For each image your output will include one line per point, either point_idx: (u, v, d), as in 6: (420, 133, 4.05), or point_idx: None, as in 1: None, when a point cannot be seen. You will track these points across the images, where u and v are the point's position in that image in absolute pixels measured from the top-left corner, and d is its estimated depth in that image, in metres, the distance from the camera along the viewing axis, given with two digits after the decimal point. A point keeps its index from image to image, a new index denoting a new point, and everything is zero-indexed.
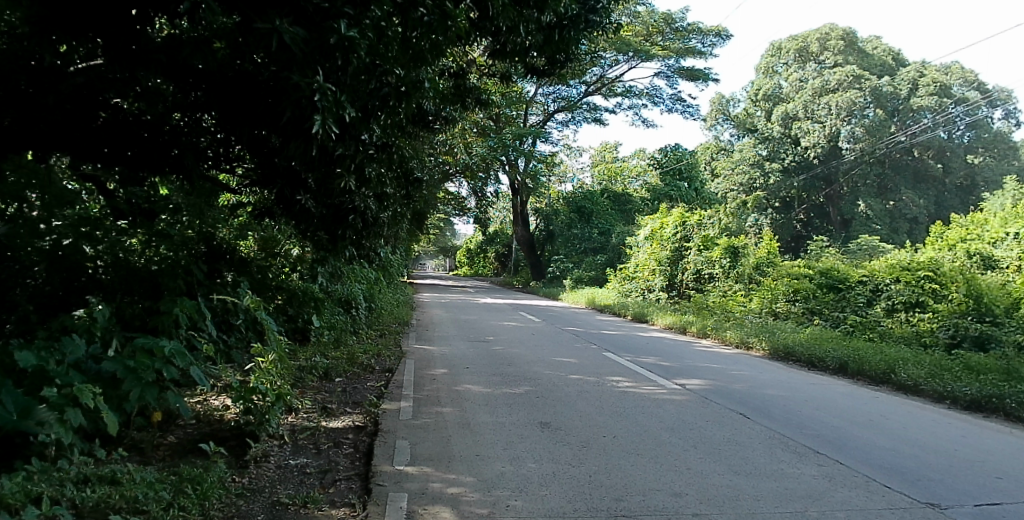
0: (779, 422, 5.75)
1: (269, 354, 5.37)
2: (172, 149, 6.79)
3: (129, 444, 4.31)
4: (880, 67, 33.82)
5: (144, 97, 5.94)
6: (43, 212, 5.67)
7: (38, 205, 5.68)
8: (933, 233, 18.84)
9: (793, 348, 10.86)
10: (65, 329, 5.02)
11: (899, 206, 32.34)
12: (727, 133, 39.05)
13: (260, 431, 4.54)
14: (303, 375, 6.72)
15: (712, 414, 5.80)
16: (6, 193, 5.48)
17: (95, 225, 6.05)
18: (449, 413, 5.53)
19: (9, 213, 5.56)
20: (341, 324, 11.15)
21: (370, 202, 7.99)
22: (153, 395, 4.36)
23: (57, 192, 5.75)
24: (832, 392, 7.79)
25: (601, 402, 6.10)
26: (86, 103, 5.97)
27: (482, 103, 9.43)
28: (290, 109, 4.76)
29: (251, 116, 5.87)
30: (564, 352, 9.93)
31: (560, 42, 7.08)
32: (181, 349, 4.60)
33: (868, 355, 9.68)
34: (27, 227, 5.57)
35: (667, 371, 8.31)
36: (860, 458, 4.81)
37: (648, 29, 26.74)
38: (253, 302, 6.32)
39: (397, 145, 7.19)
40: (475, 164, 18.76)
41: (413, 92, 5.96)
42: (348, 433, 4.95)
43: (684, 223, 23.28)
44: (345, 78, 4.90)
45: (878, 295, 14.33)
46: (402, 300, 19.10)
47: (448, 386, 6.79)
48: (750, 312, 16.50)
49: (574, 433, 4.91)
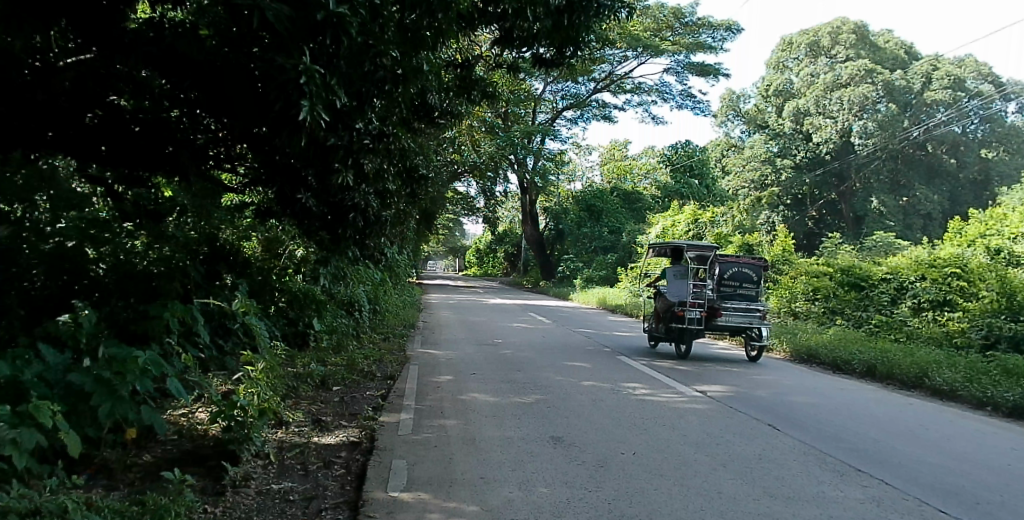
0: (813, 436, 5.30)
1: (259, 363, 4.96)
2: (167, 146, 6.30)
3: (99, 465, 3.95)
4: (892, 61, 33.12)
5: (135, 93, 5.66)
6: (49, 215, 5.54)
7: (46, 207, 5.54)
8: (952, 229, 18.37)
9: (817, 350, 10.37)
10: (51, 333, 4.60)
11: (913, 201, 31.80)
12: (737, 129, 38.32)
13: (242, 451, 4.08)
14: (298, 384, 6.31)
15: (741, 426, 5.36)
16: (13, 196, 5.32)
17: (102, 227, 5.87)
18: (452, 426, 5.11)
19: (15, 216, 5.41)
20: (343, 328, 10.73)
21: (372, 199, 7.44)
22: (127, 410, 3.92)
23: (63, 192, 5.66)
24: (724, 357, 10.82)
25: (620, 413, 5.67)
26: (85, 100, 5.62)
27: (490, 96, 8.94)
28: (277, 96, 4.34)
29: (248, 110, 5.36)
30: (577, 356, 9.46)
31: (570, 29, 6.53)
32: (157, 359, 4.14)
33: (897, 357, 9.22)
34: (32, 230, 5.41)
35: (686, 376, 7.83)
36: (907, 479, 4.37)
37: (657, 23, 26.27)
38: (246, 305, 5.69)
39: (398, 135, 6.71)
40: (483, 163, 18.37)
41: (412, 79, 5.54)
42: (341, 451, 4.54)
43: (696, 221, 22.87)
44: (338, 64, 4.53)
45: (903, 293, 13.79)
46: (408, 301, 18.73)
47: (453, 395, 6.36)
48: (768, 312, 16.04)
49: (589, 450, 4.49)
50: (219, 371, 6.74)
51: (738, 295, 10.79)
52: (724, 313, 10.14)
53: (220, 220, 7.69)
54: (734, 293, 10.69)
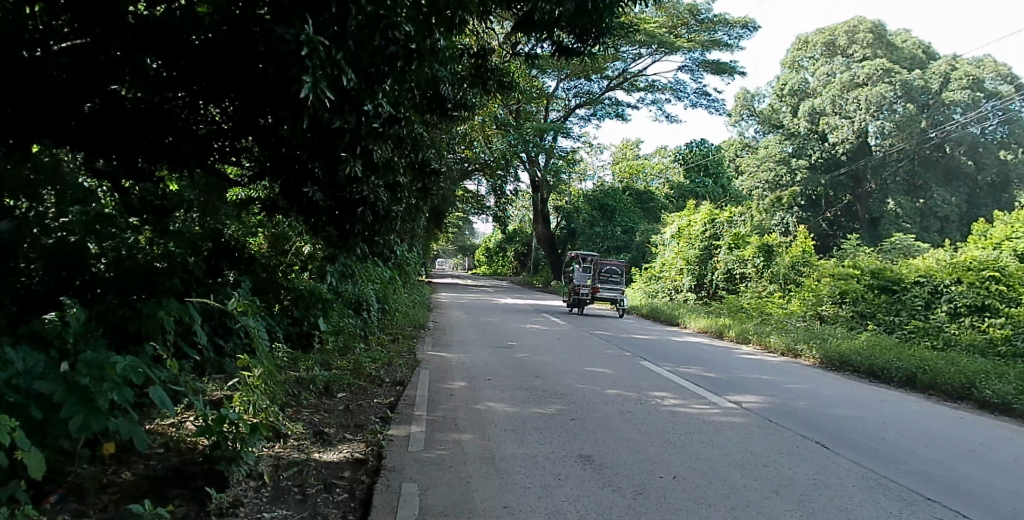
0: (867, 456, 4.80)
1: (256, 369, 4.49)
2: (167, 136, 5.65)
3: (72, 484, 3.52)
4: (910, 60, 32.11)
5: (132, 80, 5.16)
6: (55, 209, 5.07)
7: (53, 201, 5.07)
8: (976, 232, 17.72)
9: (849, 357, 9.81)
10: (34, 333, 4.15)
11: (931, 204, 30.91)
12: (751, 129, 37.62)
13: (230, 473, 3.54)
14: (300, 391, 5.83)
15: (785, 445, 4.86)
16: (19, 189, 4.87)
17: (108, 222, 5.53)
18: (469, 441, 4.63)
19: (20, 211, 4.94)
20: (351, 328, 10.28)
21: (382, 193, 6.81)
22: (104, 423, 3.44)
23: (69, 185, 5.14)
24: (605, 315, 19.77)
25: (651, 426, 5.17)
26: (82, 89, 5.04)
27: (506, 86, 8.38)
28: (275, 71, 3.87)
29: (252, 95, 4.85)
30: (596, 360, 8.98)
31: (593, 12, 6.06)
32: (137, 366, 3.67)
33: (939, 365, 8.65)
34: (38, 224, 4.98)
35: (715, 384, 7.32)
36: (986, 509, 3.84)
37: (672, 21, 25.79)
38: (245, 305, 5.15)
39: (409, 121, 6.15)
40: (496, 162, 17.91)
41: (427, 56, 5.00)
42: (344, 471, 4.07)
43: (713, 220, 22.27)
44: (348, 44, 4.13)
45: (937, 298, 13.21)
46: (418, 300, 18.32)
47: (467, 404, 5.88)
48: (793, 315, 15.39)
49: (625, 472, 4.00)
50: (216, 374, 6.25)
51: (611, 280, 20.04)
52: (601, 288, 19.37)
53: (226, 214, 7.14)
54: (608, 279, 19.84)
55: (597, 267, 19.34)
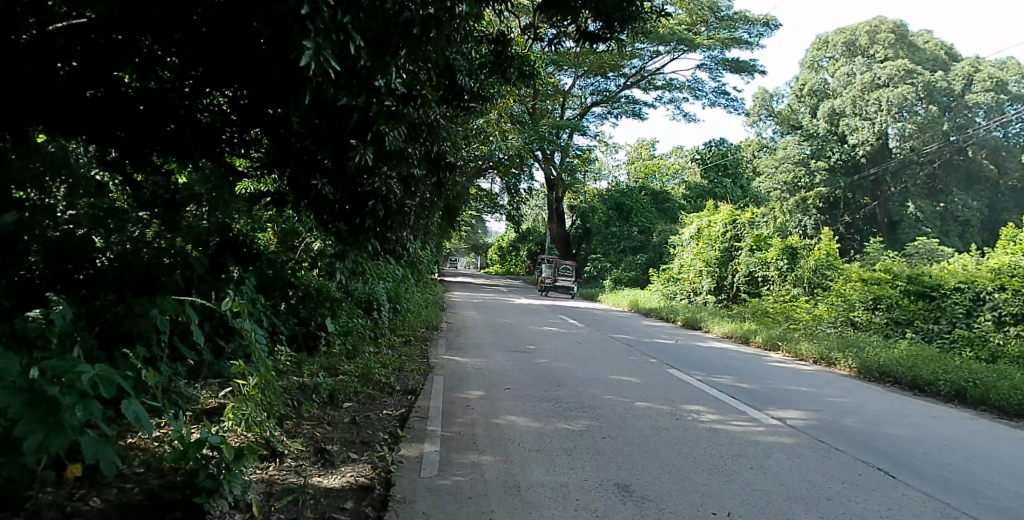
0: (940, 488, 4.22)
1: (252, 379, 3.95)
2: (168, 123, 5.11)
3: (29, 512, 3.05)
4: (932, 62, 31.07)
5: (139, 68, 4.50)
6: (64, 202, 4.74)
7: (63, 192, 4.75)
8: (1006, 237, 16.90)
9: (891, 368, 9.16)
10: (13, 332, 3.62)
11: (952, 208, 29.95)
12: (768, 129, 36.78)
13: (211, 508, 3.05)
14: (301, 400, 5.36)
15: (847, 474, 4.29)
16: (26, 180, 4.50)
17: (119, 215, 5.05)
18: (489, 465, 4.10)
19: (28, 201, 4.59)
20: (361, 328, 9.80)
21: (395, 186, 6.19)
22: (68, 441, 2.92)
23: (81, 178, 4.84)
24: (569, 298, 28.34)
25: (695, 447, 4.63)
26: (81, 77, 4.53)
27: (528, 76, 7.79)
28: (270, 32, 3.40)
29: (256, 79, 4.31)
30: (622, 367, 8.39)
31: None
32: (110, 375, 3.12)
33: (991, 379, 8.00)
34: (48, 215, 4.59)
35: (754, 397, 6.73)
36: None
37: (692, 17, 25.00)
38: (242, 306, 4.57)
39: (424, 105, 5.58)
40: (510, 160, 17.40)
41: (447, 29, 4.45)
42: (346, 501, 3.57)
43: (734, 221, 21.60)
44: (360, 13, 3.67)
45: (979, 305, 12.52)
46: (432, 300, 17.83)
47: (485, 418, 5.35)
48: (821, 320, 14.71)
49: (670, 504, 3.51)
50: (213, 378, 5.79)
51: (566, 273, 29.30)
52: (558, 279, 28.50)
53: (236, 208, 6.63)
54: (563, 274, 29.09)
55: (556, 266, 28.37)
